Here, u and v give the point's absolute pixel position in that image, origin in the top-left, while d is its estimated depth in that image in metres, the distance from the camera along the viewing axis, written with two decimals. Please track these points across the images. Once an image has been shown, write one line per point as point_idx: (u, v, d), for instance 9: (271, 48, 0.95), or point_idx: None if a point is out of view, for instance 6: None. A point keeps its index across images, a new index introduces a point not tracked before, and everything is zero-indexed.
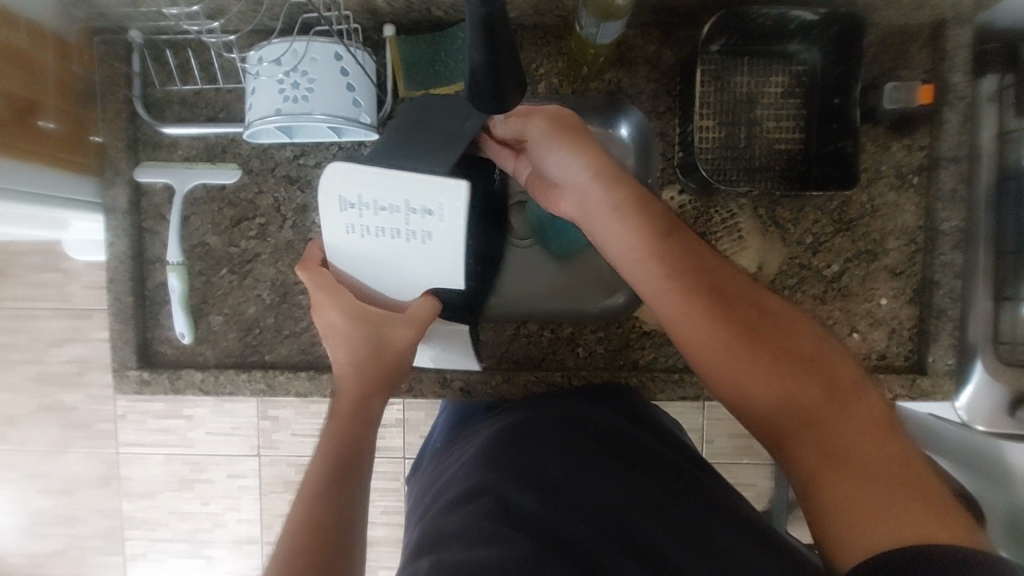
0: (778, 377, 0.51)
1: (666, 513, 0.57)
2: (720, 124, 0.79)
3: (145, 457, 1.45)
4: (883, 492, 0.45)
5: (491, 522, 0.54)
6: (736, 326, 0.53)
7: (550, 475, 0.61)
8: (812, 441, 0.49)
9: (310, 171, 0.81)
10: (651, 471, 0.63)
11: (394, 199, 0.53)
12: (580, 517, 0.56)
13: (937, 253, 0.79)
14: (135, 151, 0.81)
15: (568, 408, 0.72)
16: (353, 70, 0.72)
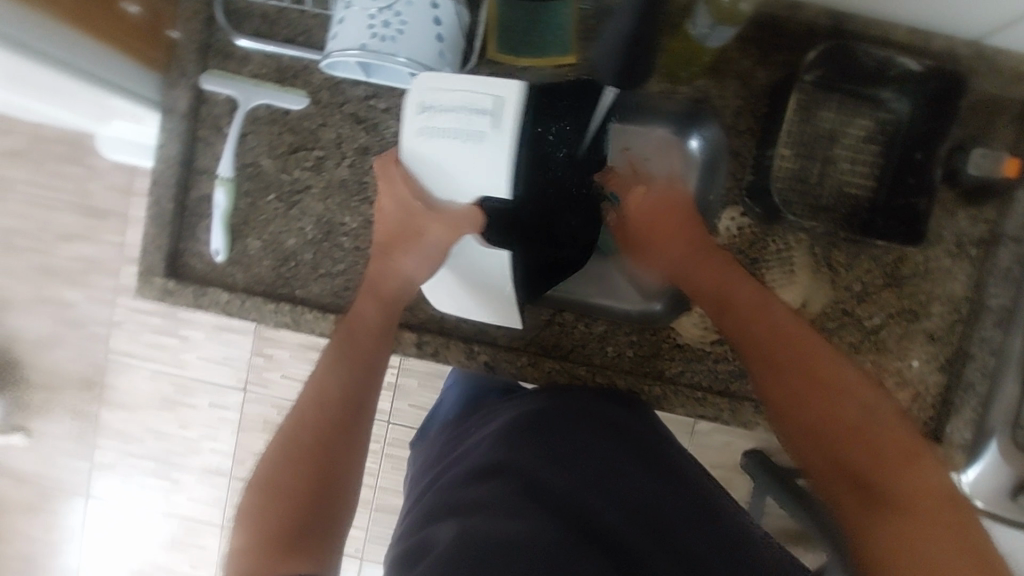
0: (819, 415, 0.61)
1: (693, 526, 0.56)
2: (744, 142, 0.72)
3: (133, 369, 1.43)
4: (924, 537, 0.54)
5: (515, 500, 0.54)
6: (794, 368, 0.63)
7: (579, 465, 0.60)
8: (858, 487, 0.58)
9: (379, 115, 0.79)
10: (676, 477, 0.62)
11: (458, 101, 0.55)
12: (608, 503, 0.56)
13: (978, 327, 0.79)
14: (205, 57, 0.78)
15: (591, 404, 0.71)
16: (446, 21, 0.71)
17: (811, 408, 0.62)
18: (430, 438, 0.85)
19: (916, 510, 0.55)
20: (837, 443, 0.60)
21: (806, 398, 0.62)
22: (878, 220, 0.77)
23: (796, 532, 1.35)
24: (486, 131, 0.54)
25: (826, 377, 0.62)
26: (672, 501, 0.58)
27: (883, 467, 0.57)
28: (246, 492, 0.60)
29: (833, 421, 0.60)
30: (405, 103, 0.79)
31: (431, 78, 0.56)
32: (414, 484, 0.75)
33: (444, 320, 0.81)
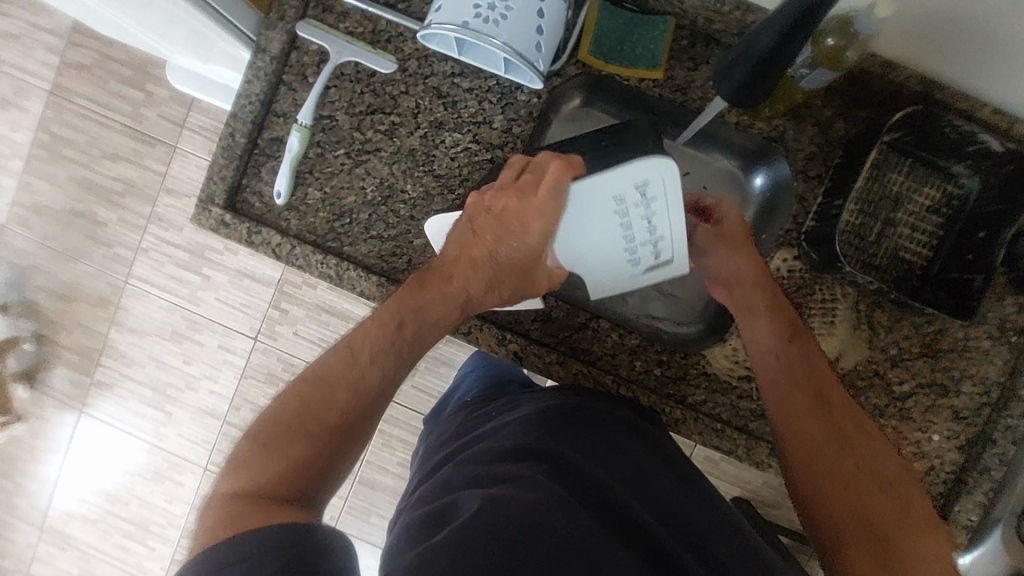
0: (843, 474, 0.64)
1: (710, 547, 0.57)
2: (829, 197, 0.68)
3: (150, 296, 1.44)
4: None
5: (549, 481, 0.55)
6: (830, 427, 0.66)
7: (609, 464, 0.61)
8: (871, 550, 0.59)
9: (460, 93, 0.80)
10: (697, 498, 0.63)
11: (660, 228, 0.68)
12: (636, 507, 0.56)
13: (1005, 413, 0.79)
14: (305, 5, 0.80)
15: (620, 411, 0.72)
16: (549, 15, 0.72)
17: (832, 450, 0.65)
18: (443, 419, 0.85)
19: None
20: (857, 506, 0.62)
21: (834, 455, 0.65)
22: (924, 290, 0.78)
23: None
24: (647, 263, 0.70)
25: (856, 442, 0.66)
26: (694, 520, 0.59)
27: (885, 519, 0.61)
28: (260, 424, 0.61)
29: (857, 483, 0.63)
30: (488, 86, 0.80)
31: (664, 166, 0.65)
32: (427, 461, 0.76)
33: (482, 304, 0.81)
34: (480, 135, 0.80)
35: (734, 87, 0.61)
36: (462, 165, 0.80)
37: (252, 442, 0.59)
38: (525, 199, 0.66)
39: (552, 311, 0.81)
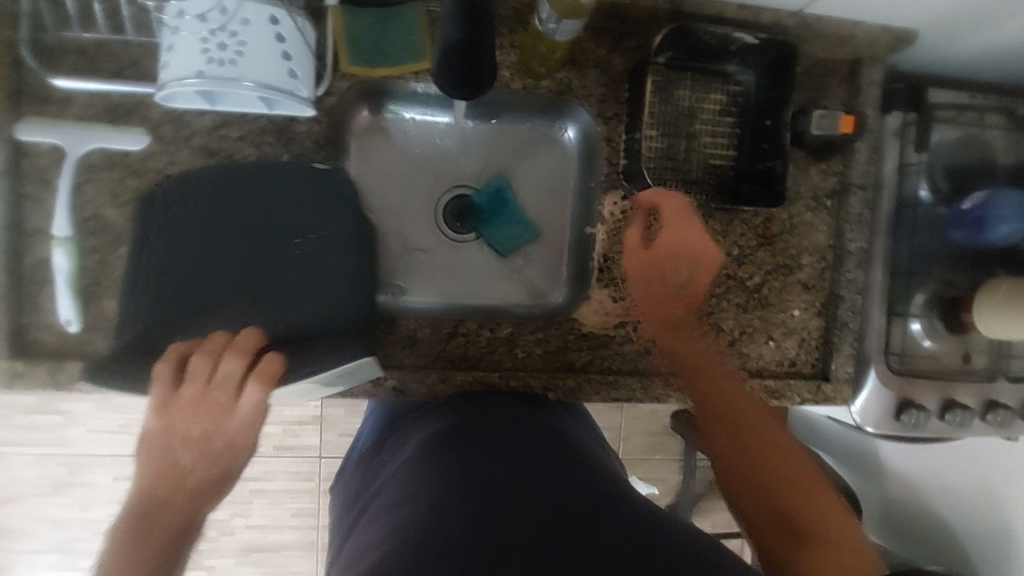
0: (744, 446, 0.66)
1: (605, 514, 0.57)
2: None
3: (10, 459, 1.25)
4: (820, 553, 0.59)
5: (431, 525, 0.54)
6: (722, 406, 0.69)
7: (496, 476, 0.60)
8: (771, 514, 0.63)
9: (233, 145, 0.73)
10: (587, 469, 0.64)
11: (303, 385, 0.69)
12: (519, 515, 0.56)
13: (844, 270, 0.86)
14: (17, 104, 0.69)
15: (501, 411, 0.73)
16: (290, 37, 0.67)
17: (748, 462, 0.66)
18: (350, 473, 0.82)
19: (822, 534, 0.61)
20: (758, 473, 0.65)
21: (742, 426, 0.67)
22: (742, 187, 0.82)
23: None
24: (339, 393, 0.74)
25: (750, 412, 0.68)
26: (583, 494, 0.59)
27: (803, 519, 0.62)
28: None
29: (759, 448, 0.66)
30: (261, 128, 0.73)
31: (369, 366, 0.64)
32: (338, 525, 0.73)
33: None
34: None
35: (456, 79, 0.59)
36: None
37: None
38: (224, 420, 0.57)
39: (417, 332, 0.79)
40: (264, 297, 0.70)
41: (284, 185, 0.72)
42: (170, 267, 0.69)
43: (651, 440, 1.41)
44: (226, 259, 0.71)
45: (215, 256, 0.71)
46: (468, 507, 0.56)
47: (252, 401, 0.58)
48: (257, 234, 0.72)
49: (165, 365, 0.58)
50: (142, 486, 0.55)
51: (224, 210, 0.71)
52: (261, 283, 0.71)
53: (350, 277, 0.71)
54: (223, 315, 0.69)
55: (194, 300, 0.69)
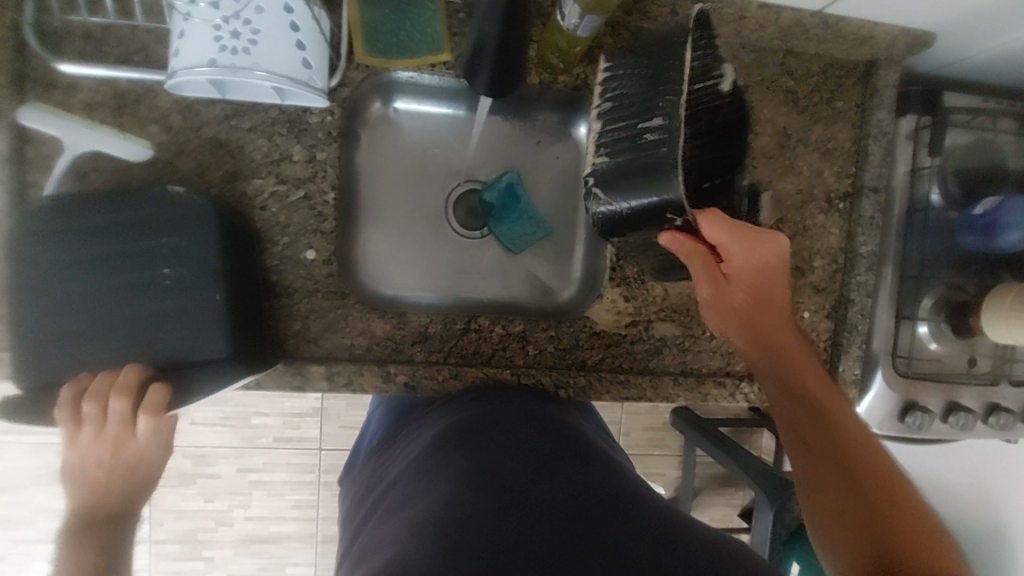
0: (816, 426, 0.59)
1: (615, 511, 0.56)
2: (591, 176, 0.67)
3: (6, 447, 1.22)
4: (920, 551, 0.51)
5: (440, 526, 0.53)
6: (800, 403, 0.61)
7: (504, 474, 0.60)
8: (862, 481, 0.55)
9: (244, 135, 0.72)
10: (596, 467, 0.63)
11: None
12: (532, 516, 0.55)
13: (854, 273, 0.86)
14: (21, 89, 0.67)
15: (506, 405, 0.72)
16: (304, 26, 0.65)
17: (819, 455, 0.58)
18: (359, 469, 0.82)
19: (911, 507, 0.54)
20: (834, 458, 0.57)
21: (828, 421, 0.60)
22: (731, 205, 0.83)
23: (726, 477, 1.45)
24: None
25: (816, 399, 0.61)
26: (596, 492, 0.58)
27: (860, 492, 0.55)
28: None
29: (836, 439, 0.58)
30: (272, 118, 0.72)
31: None
32: (346, 524, 0.72)
33: (356, 345, 0.76)
34: (284, 173, 0.73)
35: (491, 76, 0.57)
36: (276, 211, 0.73)
37: None
38: (124, 448, 0.59)
39: (429, 327, 0.78)
40: (126, 328, 0.63)
41: (138, 209, 0.64)
42: (26, 307, 0.63)
43: (651, 435, 1.42)
44: (79, 292, 0.63)
45: (47, 287, 0.63)
46: (478, 506, 0.55)
47: (149, 426, 0.59)
48: (113, 257, 0.63)
49: (63, 411, 0.58)
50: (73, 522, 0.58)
51: (101, 233, 0.63)
52: (121, 310, 0.63)
53: (213, 306, 0.63)
54: (82, 351, 0.63)
55: (38, 335, 0.62)
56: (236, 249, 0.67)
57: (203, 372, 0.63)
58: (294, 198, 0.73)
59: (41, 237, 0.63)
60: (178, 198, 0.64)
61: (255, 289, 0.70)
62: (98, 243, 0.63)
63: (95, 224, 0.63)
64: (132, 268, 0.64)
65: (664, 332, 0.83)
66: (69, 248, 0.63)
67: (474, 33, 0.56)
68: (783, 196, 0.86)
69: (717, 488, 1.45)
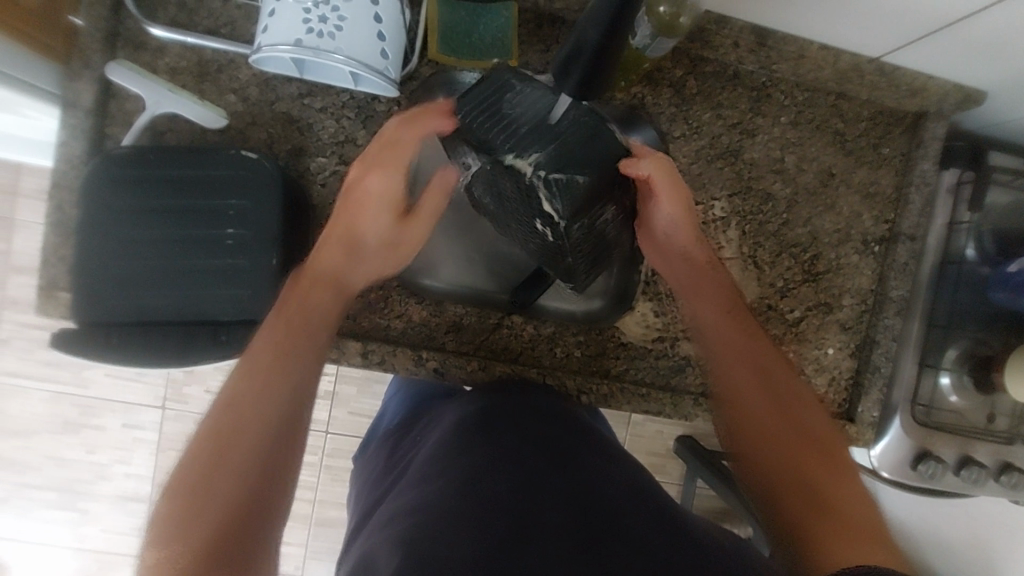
0: (770, 422, 0.63)
1: (630, 506, 0.59)
2: (558, 207, 0.56)
3: (23, 393, 1.21)
4: (850, 541, 0.53)
5: (460, 502, 0.56)
6: (762, 391, 0.65)
7: (523, 458, 0.62)
8: (789, 471, 0.60)
9: (314, 115, 0.75)
10: (610, 463, 0.65)
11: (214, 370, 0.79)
12: (550, 502, 0.57)
13: (882, 316, 0.88)
14: (112, 46, 0.71)
15: (526, 398, 0.74)
16: (387, 19, 0.69)
17: (763, 439, 0.62)
18: (375, 448, 0.83)
19: (848, 507, 0.56)
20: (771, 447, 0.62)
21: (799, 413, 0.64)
22: (765, 234, 0.86)
23: (724, 510, 1.45)
24: None
25: (773, 391, 0.65)
26: (610, 486, 0.61)
27: (793, 481, 0.59)
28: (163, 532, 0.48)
29: (779, 432, 0.62)
30: (342, 102, 0.75)
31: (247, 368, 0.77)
32: (362, 497, 0.74)
33: (392, 327, 0.79)
34: (347, 154, 0.76)
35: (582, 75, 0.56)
36: (334, 190, 0.76)
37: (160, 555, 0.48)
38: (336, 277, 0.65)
39: (464, 319, 0.80)
40: (182, 278, 0.66)
41: (208, 168, 0.67)
42: (87, 251, 0.65)
43: (654, 459, 1.42)
44: (144, 238, 0.66)
45: (112, 230, 0.65)
46: (499, 486, 0.58)
47: (389, 183, 0.65)
48: (179, 212, 0.66)
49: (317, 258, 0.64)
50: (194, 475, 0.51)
51: (170, 190, 0.66)
52: (179, 261, 0.66)
53: (268, 270, 0.66)
54: (136, 294, 0.65)
55: (97, 274, 0.65)
56: (295, 220, 0.70)
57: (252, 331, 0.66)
58: None
59: (112, 186, 0.65)
60: (241, 163, 0.67)
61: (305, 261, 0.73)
62: (166, 197, 0.66)
63: (166, 181, 0.66)
64: (195, 225, 0.66)
65: (689, 351, 0.85)
66: (139, 199, 0.66)
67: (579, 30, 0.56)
68: (820, 234, 0.88)
69: (713, 519, 1.44)
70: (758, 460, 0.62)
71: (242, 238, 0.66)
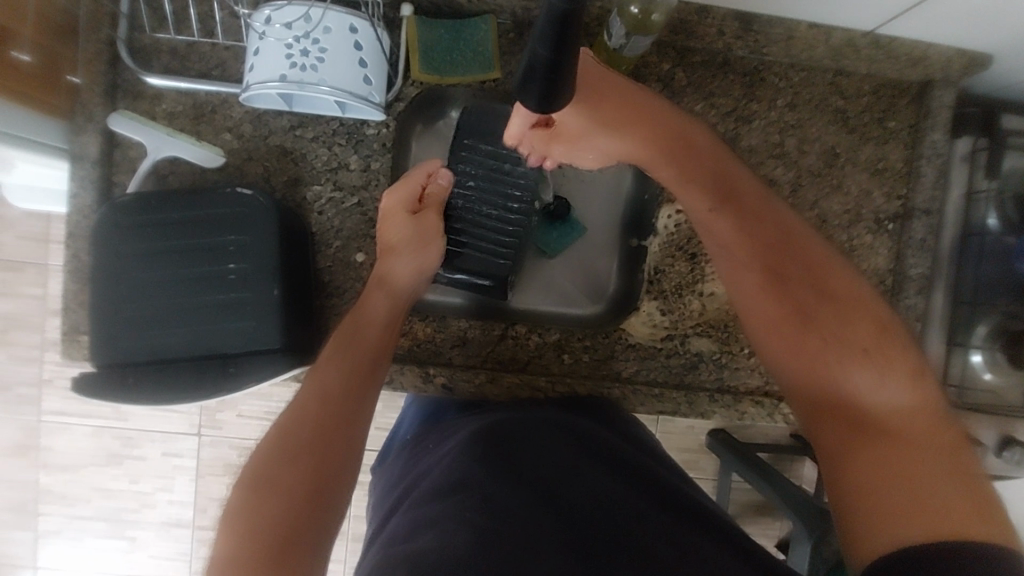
0: (802, 346, 0.55)
1: (646, 517, 0.57)
2: (564, 86, 0.43)
3: (68, 428, 1.27)
4: (922, 474, 0.46)
5: (476, 515, 0.54)
6: (788, 307, 0.57)
7: (537, 472, 0.61)
8: (837, 410, 0.52)
9: (306, 145, 0.77)
10: (626, 475, 0.63)
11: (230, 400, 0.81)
12: (566, 516, 0.56)
13: (903, 295, 0.84)
14: (113, 98, 0.74)
15: (545, 412, 0.73)
16: (367, 45, 0.70)
17: (802, 362, 0.55)
18: (391, 464, 0.82)
19: (908, 416, 0.49)
20: (813, 369, 0.54)
21: (834, 314, 0.55)
22: None
23: (763, 504, 1.41)
24: None
25: (812, 302, 0.56)
26: (626, 499, 0.59)
27: (839, 395, 0.52)
28: (233, 501, 0.52)
29: (829, 347, 0.54)
30: (333, 130, 0.77)
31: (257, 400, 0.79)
32: (377, 510, 0.74)
33: (398, 346, 0.80)
34: (341, 180, 0.77)
35: (538, 100, 0.43)
36: (332, 216, 0.77)
37: (245, 528, 0.50)
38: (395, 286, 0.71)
39: (468, 332, 0.81)
40: (190, 315, 0.68)
41: (207, 207, 0.69)
42: (100, 295, 0.68)
43: (686, 456, 1.39)
44: (152, 280, 0.68)
45: (122, 275, 0.68)
46: (515, 500, 0.56)
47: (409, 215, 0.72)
48: (183, 252, 0.69)
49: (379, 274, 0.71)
50: (251, 518, 0.50)
51: (174, 230, 0.69)
52: (186, 299, 0.68)
53: (269, 300, 0.68)
54: (150, 333, 0.68)
55: (112, 318, 0.68)
56: (293, 249, 0.71)
57: (257, 362, 0.67)
58: (348, 205, 0.77)
59: (118, 231, 0.68)
60: (241, 200, 0.69)
61: (307, 288, 0.74)
62: (170, 238, 0.69)
63: (169, 223, 0.69)
64: (199, 263, 0.69)
65: (701, 347, 0.83)
66: (145, 242, 0.69)
67: (525, 51, 0.42)
68: (829, 215, 0.85)
69: (752, 515, 1.41)
70: (806, 389, 0.55)
71: (245, 274, 0.69)
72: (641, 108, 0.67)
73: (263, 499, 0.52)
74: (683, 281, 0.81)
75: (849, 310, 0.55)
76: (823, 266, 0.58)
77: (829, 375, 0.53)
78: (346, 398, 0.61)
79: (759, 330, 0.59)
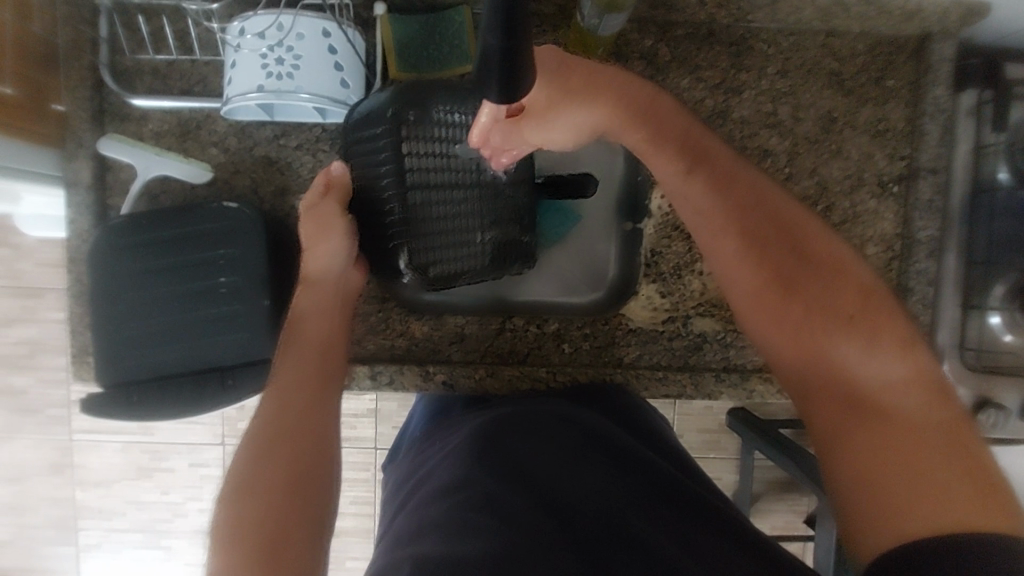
0: (789, 325, 0.54)
1: (651, 513, 0.57)
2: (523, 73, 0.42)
3: (100, 445, 1.31)
4: (922, 453, 0.45)
5: (477, 514, 0.54)
6: (773, 283, 0.56)
7: (537, 468, 0.61)
8: (830, 387, 0.51)
9: (290, 153, 0.77)
10: (629, 466, 0.63)
11: None
12: (569, 516, 0.56)
13: (913, 259, 0.81)
14: (101, 123, 0.76)
15: (546, 404, 0.72)
16: (341, 48, 0.70)
17: (792, 339, 0.54)
18: (400, 460, 0.83)
19: (903, 389, 0.48)
20: (804, 346, 0.53)
21: (818, 286, 0.54)
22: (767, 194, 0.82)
23: (789, 481, 1.38)
24: None
25: (794, 277, 0.55)
26: (631, 495, 0.59)
27: (829, 373, 0.51)
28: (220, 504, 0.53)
29: (815, 326, 0.53)
30: (316, 136, 0.77)
31: None
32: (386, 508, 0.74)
33: (397, 346, 0.81)
34: None
35: (499, 91, 0.42)
36: None
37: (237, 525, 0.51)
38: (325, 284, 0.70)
39: (466, 328, 0.81)
40: (188, 331, 0.69)
41: (196, 223, 0.70)
42: (102, 317, 0.70)
43: (706, 437, 1.37)
44: (149, 299, 0.70)
45: (120, 296, 0.70)
46: (517, 499, 0.56)
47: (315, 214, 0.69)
48: (176, 268, 0.70)
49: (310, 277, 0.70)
50: (236, 512, 0.51)
51: (165, 248, 0.70)
52: (184, 315, 0.70)
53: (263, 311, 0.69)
54: (151, 351, 0.69)
55: (115, 339, 0.69)
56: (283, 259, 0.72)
57: (256, 371, 0.69)
58: None
59: (111, 253, 0.70)
60: (229, 216, 0.70)
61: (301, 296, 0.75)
62: (161, 255, 0.70)
63: (160, 241, 0.70)
64: (192, 279, 0.70)
65: (703, 327, 0.82)
66: (139, 261, 0.70)
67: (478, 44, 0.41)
68: (830, 182, 0.82)
69: (777, 492, 1.38)
70: (793, 368, 0.54)
71: (238, 287, 0.69)
72: (607, 84, 0.61)
73: (246, 492, 0.52)
74: (682, 262, 0.82)
75: (838, 282, 0.54)
76: (805, 238, 0.57)
77: (819, 354, 0.52)
78: (314, 382, 0.63)
79: (744, 312, 0.58)
